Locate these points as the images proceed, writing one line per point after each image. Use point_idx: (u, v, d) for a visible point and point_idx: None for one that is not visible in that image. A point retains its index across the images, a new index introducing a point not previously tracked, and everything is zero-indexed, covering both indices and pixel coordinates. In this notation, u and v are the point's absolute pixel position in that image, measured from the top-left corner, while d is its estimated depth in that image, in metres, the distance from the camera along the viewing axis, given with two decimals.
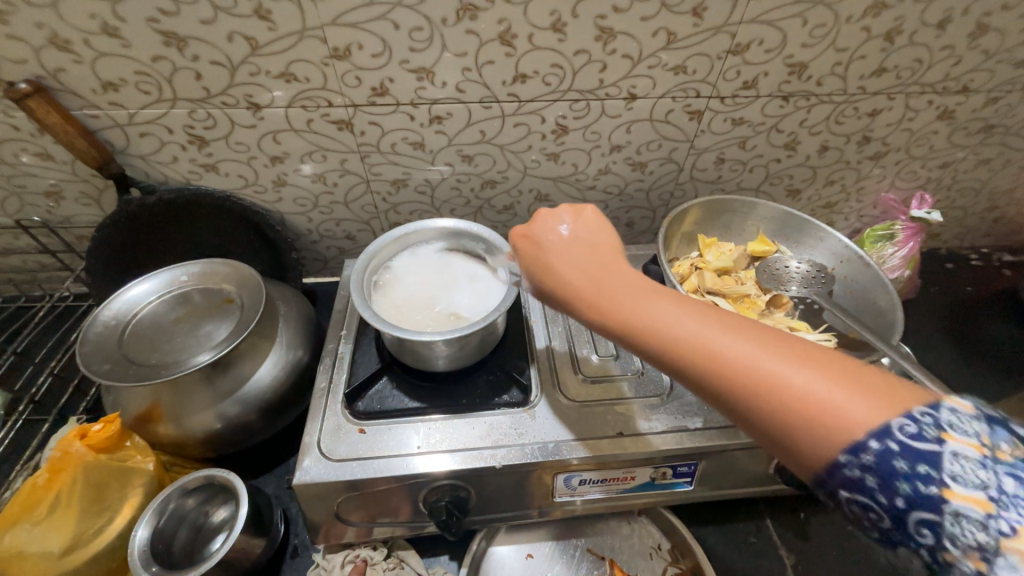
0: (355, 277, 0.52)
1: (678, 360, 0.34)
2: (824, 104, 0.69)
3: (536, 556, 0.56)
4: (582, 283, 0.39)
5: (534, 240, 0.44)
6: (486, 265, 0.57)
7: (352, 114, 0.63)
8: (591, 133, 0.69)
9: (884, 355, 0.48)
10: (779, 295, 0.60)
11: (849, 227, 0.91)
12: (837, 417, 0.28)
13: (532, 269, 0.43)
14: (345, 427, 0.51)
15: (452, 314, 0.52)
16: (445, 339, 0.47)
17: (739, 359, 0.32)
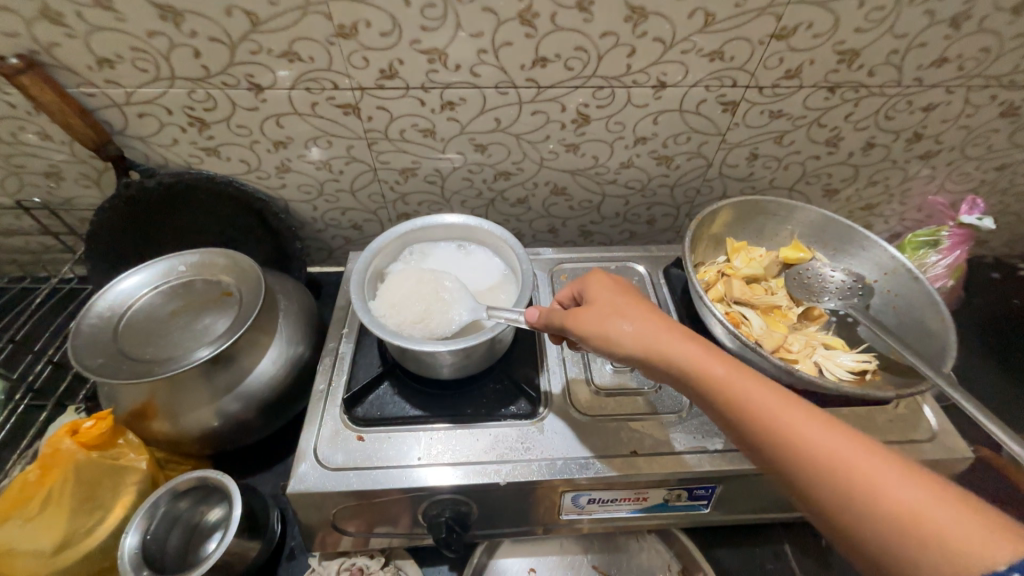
0: (355, 278, 0.49)
1: (769, 441, 0.34)
2: (874, 96, 0.63)
3: (539, 571, 0.54)
4: (673, 340, 0.39)
5: (619, 288, 0.45)
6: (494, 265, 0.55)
7: (359, 97, 0.59)
8: (614, 123, 0.64)
9: (932, 385, 0.43)
10: (813, 307, 0.55)
11: (888, 230, 0.85)
12: (950, 535, 0.27)
13: (609, 310, 0.42)
14: (343, 433, 0.49)
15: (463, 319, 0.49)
16: (449, 349, 0.44)
17: (843, 456, 0.32)
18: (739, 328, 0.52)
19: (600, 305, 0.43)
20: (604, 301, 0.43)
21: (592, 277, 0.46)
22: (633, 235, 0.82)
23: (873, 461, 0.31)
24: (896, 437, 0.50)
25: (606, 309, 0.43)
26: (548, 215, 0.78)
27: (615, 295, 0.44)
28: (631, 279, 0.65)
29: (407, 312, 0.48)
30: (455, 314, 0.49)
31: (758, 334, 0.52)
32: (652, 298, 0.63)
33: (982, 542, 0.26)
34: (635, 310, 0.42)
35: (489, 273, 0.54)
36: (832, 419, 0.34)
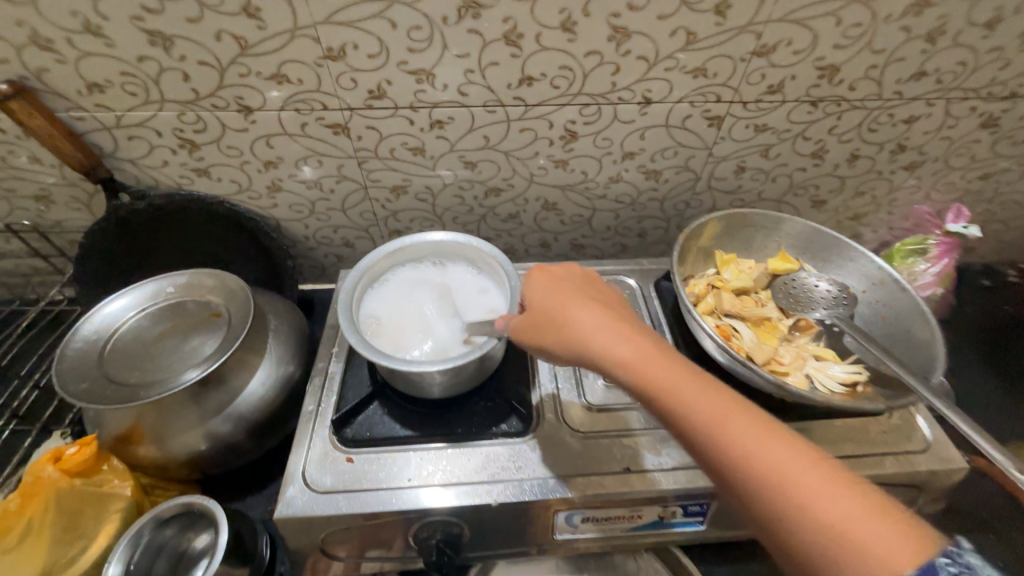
0: (343, 295, 0.49)
1: (681, 429, 0.35)
2: (856, 110, 0.64)
3: None
4: (611, 350, 0.38)
5: (556, 281, 0.44)
6: (475, 297, 0.53)
7: (348, 117, 0.60)
8: (602, 139, 0.65)
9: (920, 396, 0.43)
10: (803, 318, 0.55)
11: (877, 239, 0.86)
12: (847, 525, 0.28)
13: (545, 311, 0.42)
14: (332, 455, 0.48)
15: (437, 348, 0.48)
16: (436, 370, 0.43)
17: (751, 448, 0.32)
18: (729, 341, 0.52)
19: (536, 307, 0.43)
20: (541, 300, 0.43)
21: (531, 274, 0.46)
22: (625, 248, 0.83)
23: (771, 447, 0.31)
24: (890, 449, 0.50)
25: (541, 312, 0.42)
26: (539, 230, 0.78)
27: (553, 292, 0.43)
28: (622, 292, 0.65)
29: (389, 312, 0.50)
30: (429, 338, 0.48)
31: (749, 347, 0.52)
32: (644, 312, 0.63)
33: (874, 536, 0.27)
34: (578, 306, 0.41)
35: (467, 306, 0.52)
36: (741, 406, 0.34)
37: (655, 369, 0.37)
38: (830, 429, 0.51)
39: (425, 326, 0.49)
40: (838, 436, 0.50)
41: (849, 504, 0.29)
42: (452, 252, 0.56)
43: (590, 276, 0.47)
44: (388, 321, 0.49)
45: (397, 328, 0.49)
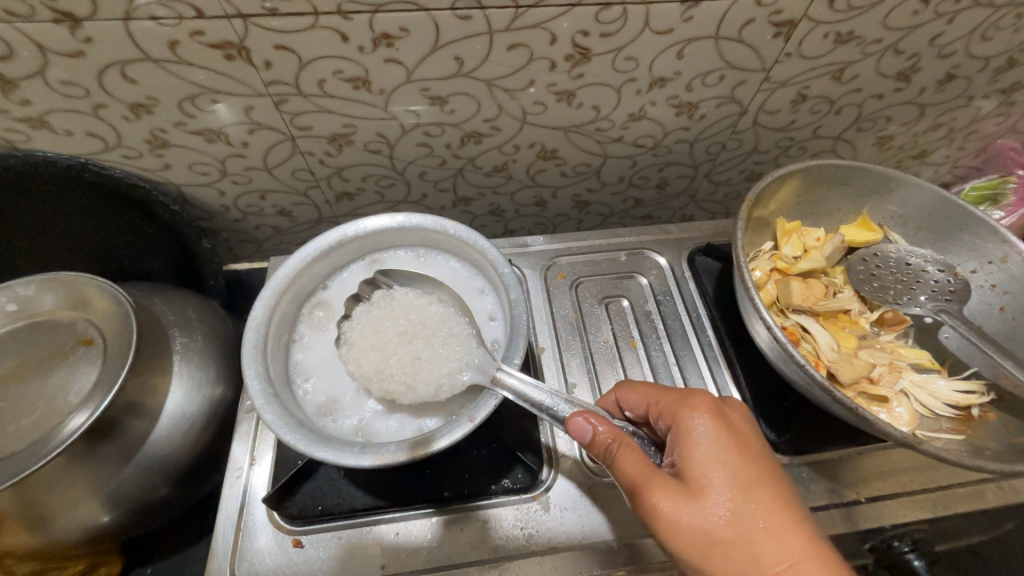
0: (253, 332, 0.34)
1: None
2: (979, 8, 0.45)
3: None
4: None
5: (737, 450, 0.30)
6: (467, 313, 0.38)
7: (242, 31, 0.38)
8: (625, 59, 0.45)
9: None
10: (891, 312, 0.42)
11: (935, 180, 0.71)
12: None
13: (709, 499, 0.29)
14: (274, 540, 0.35)
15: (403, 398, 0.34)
16: (408, 456, 0.29)
17: None
18: (799, 347, 0.40)
19: (696, 485, 0.29)
20: (711, 477, 0.29)
21: (695, 419, 0.31)
22: (639, 204, 0.66)
23: None
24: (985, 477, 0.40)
25: (701, 493, 0.29)
26: (534, 185, 0.61)
27: (730, 473, 0.30)
28: (648, 273, 0.50)
29: (412, 297, 0.38)
30: (393, 386, 0.34)
31: (829, 357, 0.39)
32: (676, 299, 0.48)
33: None
34: (770, 522, 0.28)
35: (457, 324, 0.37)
36: None
37: None
38: (913, 454, 0.41)
39: (390, 371, 0.35)
40: (921, 462, 0.41)
41: None
42: (422, 240, 0.40)
43: (736, 424, 0.32)
44: (398, 318, 0.37)
45: (373, 349, 0.36)
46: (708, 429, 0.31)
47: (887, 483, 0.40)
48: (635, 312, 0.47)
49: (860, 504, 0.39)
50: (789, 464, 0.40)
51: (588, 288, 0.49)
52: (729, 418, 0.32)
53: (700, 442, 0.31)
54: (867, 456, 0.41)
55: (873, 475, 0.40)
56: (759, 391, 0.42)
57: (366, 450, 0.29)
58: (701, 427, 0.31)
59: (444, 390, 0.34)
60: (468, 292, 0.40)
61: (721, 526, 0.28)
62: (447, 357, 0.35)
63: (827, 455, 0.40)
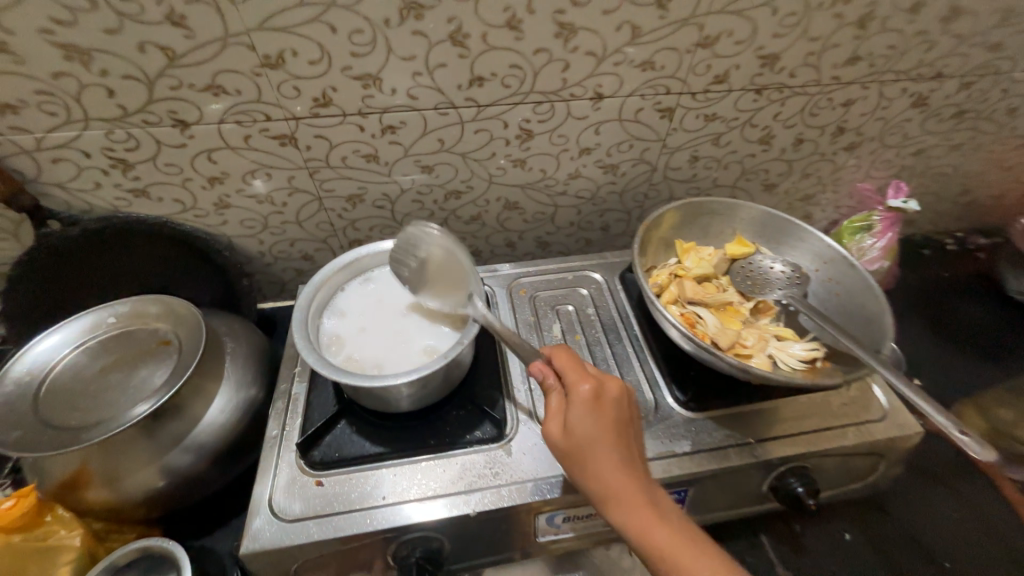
0: (298, 311, 0.45)
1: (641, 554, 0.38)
2: (798, 96, 0.66)
3: None
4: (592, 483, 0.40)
5: (601, 405, 0.41)
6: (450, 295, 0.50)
7: (294, 127, 0.57)
8: (557, 136, 0.65)
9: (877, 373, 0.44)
10: (763, 301, 0.57)
11: (827, 218, 0.90)
12: None
13: (574, 431, 0.40)
14: (301, 480, 0.46)
15: (398, 356, 0.46)
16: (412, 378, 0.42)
17: None
18: (694, 328, 0.54)
19: (576, 441, 0.40)
20: (579, 419, 0.41)
21: (578, 382, 0.42)
22: (590, 243, 0.84)
23: None
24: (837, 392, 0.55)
25: (571, 429, 0.41)
26: (504, 230, 0.78)
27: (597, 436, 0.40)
28: (589, 287, 0.65)
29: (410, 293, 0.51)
30: (385, 347, 0.46)
31: (715, 333, 0.53)
32: (611, 305, 0.63)
33: None
34: (612, 453, 0.40)
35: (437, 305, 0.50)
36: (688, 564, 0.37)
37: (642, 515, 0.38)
38: (794, 408, 0.53)
39: (385, 337, 0.47)
40: (800, 413, 0.53)
41: None
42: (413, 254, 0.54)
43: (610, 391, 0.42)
44: (392, 304, 0.50)
45: (372, 321, 0.48)
46: (585, 387, 0.42)
47: (774, 429, 0.52)
48: (579, 314, 0.62)
49: (754, 445, 0.50)
50: (697, 417, 0.52)
51: (543, 299, 0.63)
52: (611, 396, 0.42)
53: (579, 393, 0.41)
54: (757, 410, 0.53)
55: (763, 424, 0.52)
56: (671, 365, 0.56)
57: (377, 379, 0.41)
58: (580, 385, 0.42)
59: (425, 348, 0.46)
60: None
61: (581, 451, 0.40)
62: (428, 330, 0.48)
63: (726, 409, 0.53)
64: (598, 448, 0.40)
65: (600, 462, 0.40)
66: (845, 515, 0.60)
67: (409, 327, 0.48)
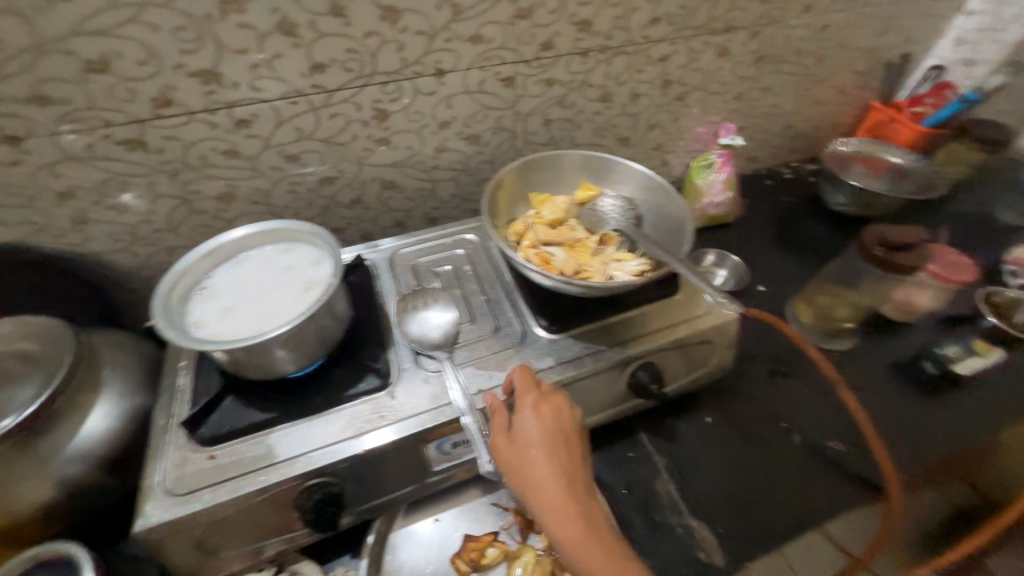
0: (160, 294, 0.48)
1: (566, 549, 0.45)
2: (620, 55, 0.76)
3: (443, 519, 0.60)
4: (533, 482, 0.46)
5: (549, 424, 0.49)
6: (313, 267, 0.53)
7: (140, 131, 0.58)
8: (413, 113, 0.70)
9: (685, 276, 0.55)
10: (607, 233, 0.66)
11: (681, 163, 1.02)
12: None
13: (521, 439, 0.48)
14: (193, 458, 0.48)
15: (264, 323, 0.49)
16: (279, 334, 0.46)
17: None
18: (549, 265, 0.62)
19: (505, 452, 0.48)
20: (525, 428, 0.48)
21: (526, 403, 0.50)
22: (476, 213, 0.90)
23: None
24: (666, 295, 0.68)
25: (517, 437, 0.48)
26: (388, 210, 0.82)
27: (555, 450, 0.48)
28: (465, 247, 0.72)
29: (277, 269, 0.53)
30: (252, 317, 0.49)
31: (564, 266, 0.62)
32: (486, 259, 0.70)
33: None
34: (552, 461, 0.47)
35: (302, 275, 0.53)
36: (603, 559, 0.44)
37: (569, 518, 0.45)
38: (641, 316, 0.63)
39: (251, 308, 0.50)
40: (644, 320, 0.63)
41: None
42: (278, 233, 0.56)
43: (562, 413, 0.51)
44: (258, 279, 0.52)
45: (238, 296, 0.51)
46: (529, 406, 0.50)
47: (624, 337, 0.61)
48: (456, 271, 0.68)
49: (607, 351, 0.59)
50: (560, 338, 0.60)
51: (423, 263, 0.69)
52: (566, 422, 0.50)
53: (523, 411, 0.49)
54: (610, 324, 0.62)
55: (615, 334, 0.61)
56: (537, 299, 0.64)
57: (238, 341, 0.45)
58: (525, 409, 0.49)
59: (289, 313, 0.50)
60: (309, 262, 0.54)
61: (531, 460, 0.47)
62: (293, 297, 0.51)
63: (584, 328, 0.62)
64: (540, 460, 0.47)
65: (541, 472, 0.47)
66: (706, 404, 0.72)
67: (275, 297, 0.51)
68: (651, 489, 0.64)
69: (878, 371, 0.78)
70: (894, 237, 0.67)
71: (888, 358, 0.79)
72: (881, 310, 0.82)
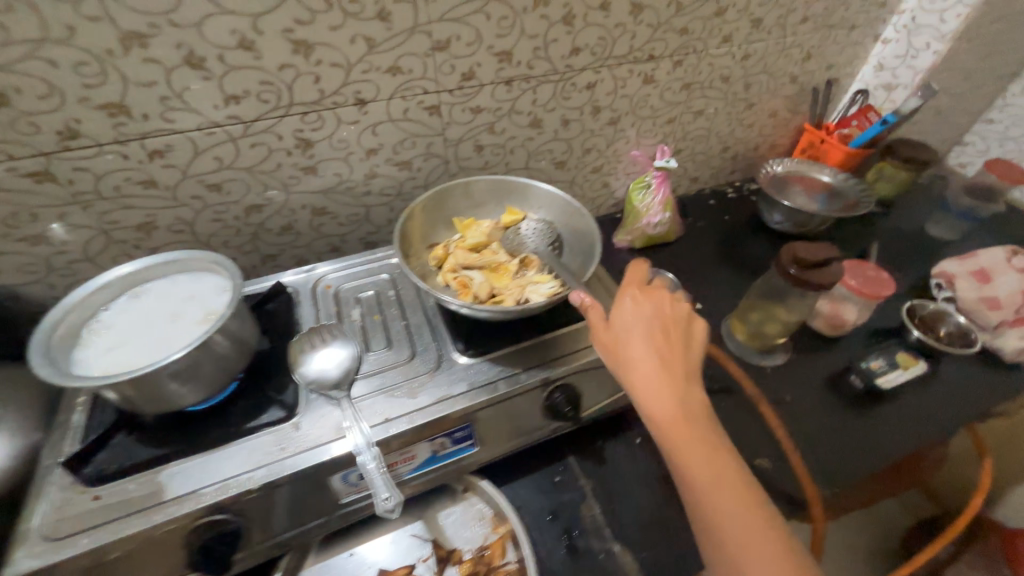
0: (42, 330, 0.46)
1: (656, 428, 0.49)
2: (545, 83, 0.78)
3: (358, 552, 0.59)
4: (637, 366, 0.50)
5: (639, 313, 0.53)
6: (214, 296, 0.53)
7: (46, 163, 0.57)
8: (338, 141, 0.71)
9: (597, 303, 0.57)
10: (528, 256, 0.67)
11: (622, 185, 1.04)
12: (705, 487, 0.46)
13: (618, 326, 0.52)
14: (75, 499, 0.46)
15: (154, 355, 0.48)
16: (165, 368, 0.45)
17: (687, 454, 0.47)
18: (466, 290, 0.62)
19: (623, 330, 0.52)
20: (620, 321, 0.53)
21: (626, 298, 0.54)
22: None
23: (698, 454, 0.47)
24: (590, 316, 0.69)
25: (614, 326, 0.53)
26: (322, 235, 0.82)
27: (640, 329, 0.52)
28: (391, 272, 0.72)
29: (176, 300, 0.52)
30: (142, 350, 0.48)
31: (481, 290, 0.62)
32: (410, 283, 0.70)
33: (715, 484, 0.46)
34: (641, 342, 0.51)
35: (202, 304, 0.52)
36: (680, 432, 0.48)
37: (653, 397, 0.49)
38: (559, 339, 0.64)
39: (144, 341, 0.49)
40: (562, 342, 0.63)
41: (709, 485, 0.46)
42: (182, 263, 0.55)
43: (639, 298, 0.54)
44: (155, 310, 0.51)
45: (132, 329, 0.50)
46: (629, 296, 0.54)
47: (540, 359, 0.61)
48: (379, 297, 0.68)
49: (522, 374, 0.59)
50: (476, 362, 0.60)
51: (347, 290, 0.69)
52: (651, 307, 0.53)
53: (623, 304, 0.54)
54: (527, 347, 0.62)
55: (531, 357, 0.61)
56: (457, 323, 0.64)
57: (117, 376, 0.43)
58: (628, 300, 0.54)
59: (182, 343, 0.49)
60: (211, 292, 0.53)
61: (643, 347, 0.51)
62: (189, 328, 0.50)
63: (502, 351, 0.62)
64: (635, 341, 0.51)
65: (627, 356, 0.51)
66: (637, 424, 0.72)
67: (170, 328, 0.50)
68: (577, 512, 0.63)
69: (806, 384, 0.79)
70: (806, 255, 0.69)
71: (816, 372, 0.80)
72: (811, 322, 0.85)
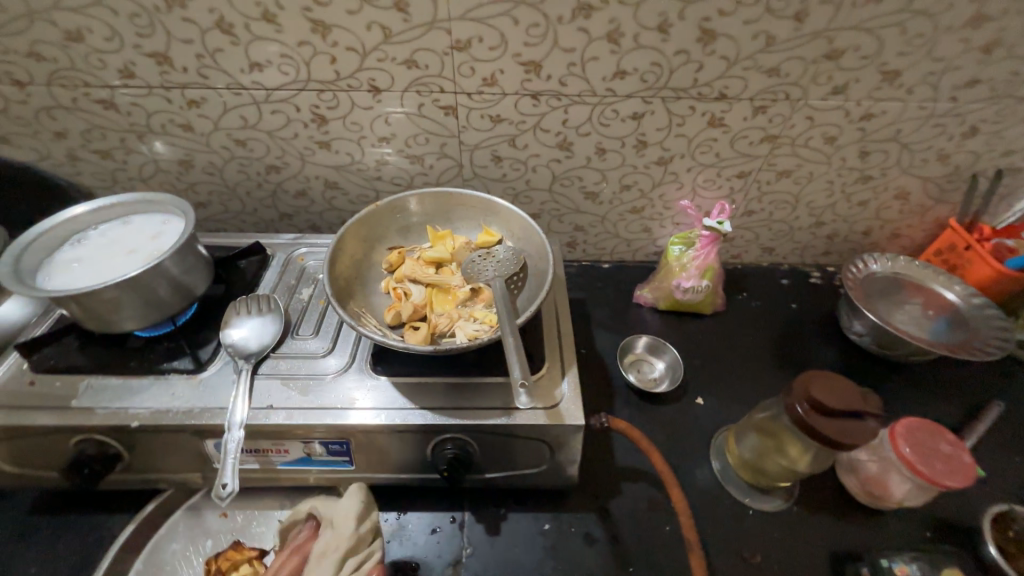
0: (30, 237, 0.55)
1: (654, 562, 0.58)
2: (578, 105, 0.69)
3: (230, 516, 0.59)
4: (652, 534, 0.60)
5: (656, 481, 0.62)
6: (165, 240, 0.58)
7: (111, 94, 0.68)
8: (351, 123, 0.71)
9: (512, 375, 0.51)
10: (480, 287, 0.61)
11: (668, 234, 0.90)
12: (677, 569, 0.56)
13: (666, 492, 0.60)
14: (17, 376, 0.55)
15: (93, 279, 0.54)
16: (91, 293, 0.50)
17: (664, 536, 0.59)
18: (397, 303, 0.59)
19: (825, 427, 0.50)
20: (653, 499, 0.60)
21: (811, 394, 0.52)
22: None
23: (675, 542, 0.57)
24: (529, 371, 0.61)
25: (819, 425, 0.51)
26: (334, 208, 0.84)
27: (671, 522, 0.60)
28: None
29: (137, 236, 0.58)
30: (89, 272, 0.54)
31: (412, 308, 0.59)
32: None
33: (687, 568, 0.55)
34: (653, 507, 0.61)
35: (153, 246, 0.57)
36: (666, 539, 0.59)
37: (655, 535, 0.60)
38: (477, 387, 0.57)
39: (95, 265, 0.55)
40: (477, 392, 0.56)
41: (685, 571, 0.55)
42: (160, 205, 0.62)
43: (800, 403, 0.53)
44: (119, 241, 0.58)
45: (95, 252, 0.57)
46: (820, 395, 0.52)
47: (445, 402, 0.55)
48: None
49: (416, 411, 0.54)
50: (380, 381, 0.57)
51: (313, 267, 0.70)
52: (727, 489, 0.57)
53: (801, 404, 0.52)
54: (439, 384, 0.57)
55: (437, 396, 0.56)
56: None
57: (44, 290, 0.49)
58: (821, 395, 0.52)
59: (116, 275, 0.54)
60: (167, 236, 0.58)
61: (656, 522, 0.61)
62: (131, 263, 0.56)
63: (412, 379, 0.57)
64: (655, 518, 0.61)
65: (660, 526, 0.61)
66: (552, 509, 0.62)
67: (120, 259, 0.56)
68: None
69: (792, 552, 0.60)
70: (823, 398, 0.51)
71: (814, 543, 0.60)
72: (841, 476, 0.65)
